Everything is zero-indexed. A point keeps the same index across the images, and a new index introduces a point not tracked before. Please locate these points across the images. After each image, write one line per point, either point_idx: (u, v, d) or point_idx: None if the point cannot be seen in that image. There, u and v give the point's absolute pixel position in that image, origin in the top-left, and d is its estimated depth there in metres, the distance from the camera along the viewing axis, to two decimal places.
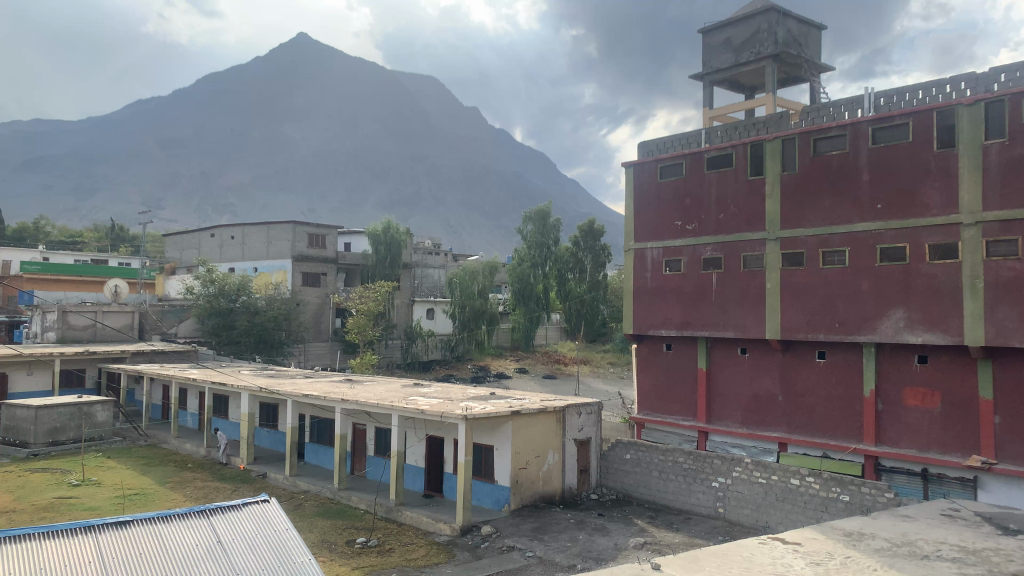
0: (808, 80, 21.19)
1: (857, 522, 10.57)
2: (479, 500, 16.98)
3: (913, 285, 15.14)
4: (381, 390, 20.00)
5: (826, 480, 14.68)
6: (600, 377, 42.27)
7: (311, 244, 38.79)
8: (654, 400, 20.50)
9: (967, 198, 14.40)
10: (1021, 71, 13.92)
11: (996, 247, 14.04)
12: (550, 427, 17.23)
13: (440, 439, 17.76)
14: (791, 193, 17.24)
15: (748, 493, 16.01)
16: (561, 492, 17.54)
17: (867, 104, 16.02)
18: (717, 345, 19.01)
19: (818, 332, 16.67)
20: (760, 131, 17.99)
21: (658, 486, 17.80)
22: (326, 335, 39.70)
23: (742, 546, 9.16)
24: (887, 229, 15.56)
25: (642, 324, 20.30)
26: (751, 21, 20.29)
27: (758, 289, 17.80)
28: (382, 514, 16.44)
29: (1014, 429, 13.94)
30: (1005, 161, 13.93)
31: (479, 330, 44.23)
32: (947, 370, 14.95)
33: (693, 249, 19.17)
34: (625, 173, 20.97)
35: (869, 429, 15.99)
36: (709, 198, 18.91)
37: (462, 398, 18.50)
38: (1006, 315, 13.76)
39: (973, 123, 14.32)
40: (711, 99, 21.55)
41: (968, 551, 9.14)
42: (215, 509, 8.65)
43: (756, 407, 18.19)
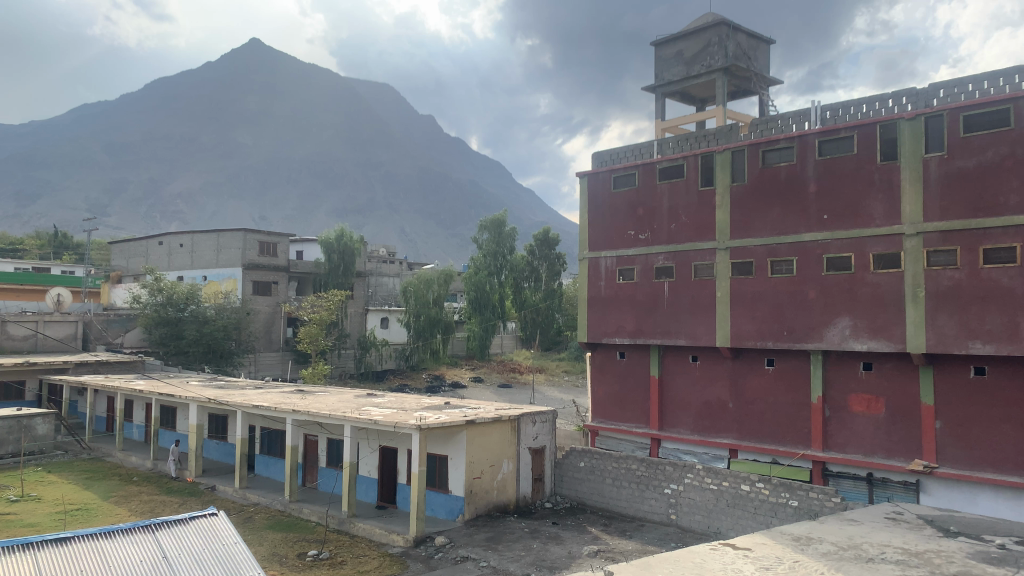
0: (757, 93, 21.67)
1: (805, 527, 10.76)
2: (433, 511, 16.87)
3: (858, 294, 15.54)
4: (334, 400, 19.77)
5: (775, 485, 14.90)
6: (555, 385, 42.49)
7: (262, 252, 38.25)
8: (607, 408, 20.63)
9: (908, 209, 14.83)
10: (959, 86, 14.42)
11: (936, 257, 14.49)
12: (504, 436, 17.23)
13: (393, 450, 17.62)
14: (739, 204, 17.57)
15: (699, 499, 16.15)
16: (515, 501, 17.55)
17: (814, 117, 16.42)
18: (669, 353, 19.23)
19: (767, 340, 16.98)
20: (711, 143, 18.30)
21: (612, 494, 17.88)
22: (277, 344, 39.14)
23: (694, 552, 9.26)
24: (834, 239, 15.95)
25: (596, 332, 20.45)
26: (702, 35, 20.67)
27: (709, 297, 18.06)
28: (334, 526, 16.23)
29: (955, 433, 14.40)
30: (944, 173, 14.42)
31: (434, 338, 44.05)
32: (890, 377, 15.35)
33: (646, 257, 19.39)
34: (579, 182, 21.15)
35: (816, 435, 16.34)
36: (661, 208, 19.15)
37: (416, 407, 18.40)
38: (946, 323, 14.23)
39: (914, 136, 14.77)
40: (663, 110, 21.88)
41: (912, 553, 9.38)
42: (161, 523, 8.45)
43: (707, 414, 18.43)
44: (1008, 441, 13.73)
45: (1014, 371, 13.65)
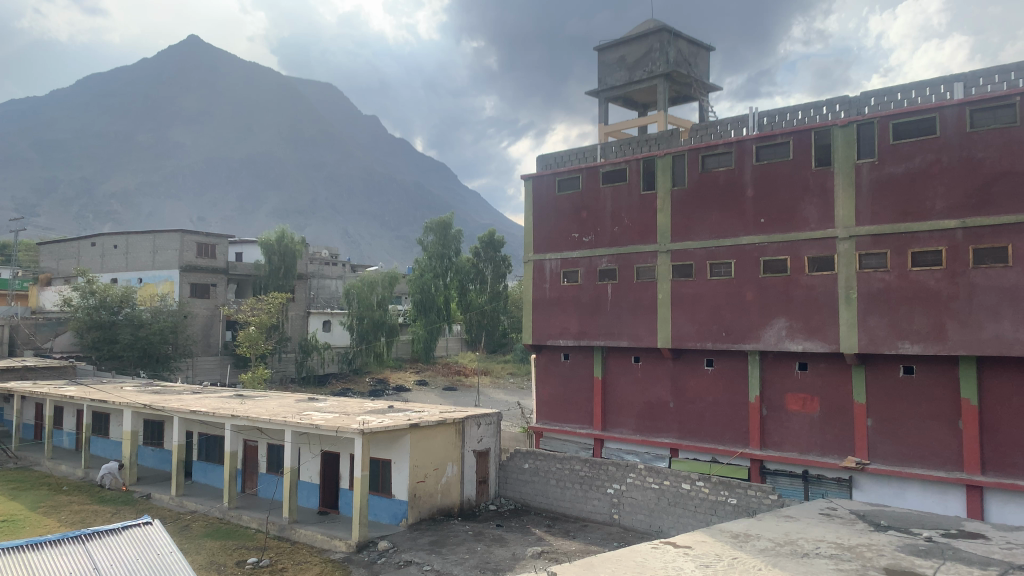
0: (697, 98, 22.09)
1: (743, 524, 10.98)
2: (376, 516, 16.72)
3: (794, 295, 15.95)
4: (274, 405, 19.41)
5: (715, 483, 15.16)
6: (500, 388, 42.56)
7: (200, 254, 37.38)
8: (551, 409, 20.73)
9: (841, 213, 15.29)
10: (888, 95, 14.91)
11: (868, 260, 14.96)
12: (448, 439, 17.17)
13: (335, 455, 17.40)
14: (680, 207, 17.86)
15: (641, 498, 16.35)
16: (459, 504, 17.52)
17: (751, 123, 16.80)
18: (613, 354, 19.42)
19: (706, 341, 17.29)
20: (652, 147, 18.56)
21: (556, 495, 17.97)
22: (216, 348, 38.28)
23: (636, 551, 9.37)
24: (770, 242, 16.33)
25: (541, 334, 20.55)
26: (643, 41, 20.97)
27: (650, 299, 18.31)
28: (275, 533, 15.94)
29: (886, 431, 14.88)
30: (874, 179, 14.90)
31: (377, 341, 43.65)
32: (825, 377, 15.79)
33: (590, 260, 19.57)
34: (523, 185, 21.24)
35: (754, 434, 16.70)
36: (605, 211, 19.33)
37: (358, 411, 18.21)
38: (877, 324, 14.71)
39: (847, 143, 15.24)
40: (606, 115, 22.11)
41: (844, 548, 9.68)
42: (91, 534, 8.18)
43: (648, 414, 18.67)
44: (935, 438, 14.26)
45: (940, 370, 14.21)
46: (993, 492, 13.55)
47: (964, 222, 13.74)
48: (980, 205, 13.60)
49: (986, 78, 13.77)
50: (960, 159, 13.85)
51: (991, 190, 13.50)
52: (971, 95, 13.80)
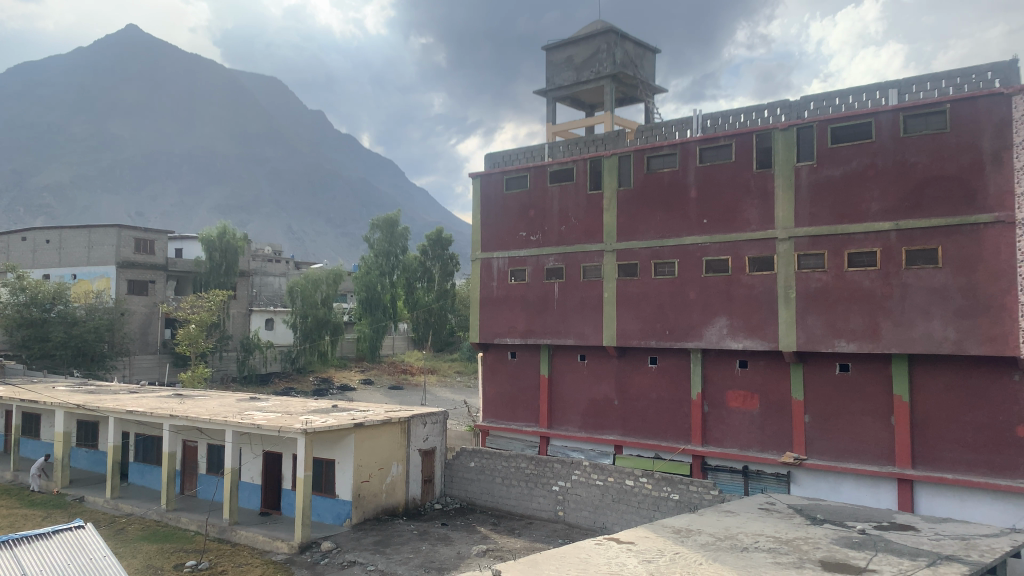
0: (643, 100, 22.36)
1: (685, 520, 11.16)
2: (319, 516, 16.53)
3: (734, 295, 16.27)
4: (215, 404, 19.01)
5: (657, 479, 15.35)
6: (447, 386, 42.50)
7: (138, 249, 36.37)
8: (498, 407, 20.73)
9: (781, 214, 15.64)
10: (826, 100, 15.29)
11: (806, 260, 15.35)
12: (394, 438, 17.07)
13: (277, 455, 17.13)
14: (626, 207, 18.05)
15: (586, 495, 16.48)
16: (404, 503, 17.43)
17: (695, 125, 17.04)
18: (559, 353, 19.53)
19: (650, 339, 17.52)
20: (599, 147, 18.71)
21: (501, 493, 18.00)
22: (154, 346, 37.31)
23: (580, 548, 9.45)
24: (712, 242, 16.63)
25: (487, 333, 20.55)
26: (590, 42, 21.14)
27: (596, 298, 18.47)
28: (214, 535, 15.61)
29: (823, 427, 15.27)
30: (813, 182, 15.28)
31: (321, 340, 43.10)
32: (764, 374, 16.15)
33: (537, 259, 19.64)
34: (471, 183, 21.21)
35: (695, 430, 16.98)
36: (552, 210, 19.42)
37: (302, 410, 17.97)
38: (815, 322, 15.11)
39: (787, 145, 15.59)
40: (553, 115, 22.21)
41: (782, 541, 9.91)
42: (20, 538, 7.85)
43: (594, 411, 18.81)
44: (869, 433, 14.69)
45: (874, 367, 14.66)
46: (922, 485, 14.03)
47: (898, 223, 14.20)
48: (913, 207, 14.06)
49: (919, 85, 14.23)
50: (895, 163, 14.29)
51: (924, 193, 13.96)
52: (905, 102, 14.26)
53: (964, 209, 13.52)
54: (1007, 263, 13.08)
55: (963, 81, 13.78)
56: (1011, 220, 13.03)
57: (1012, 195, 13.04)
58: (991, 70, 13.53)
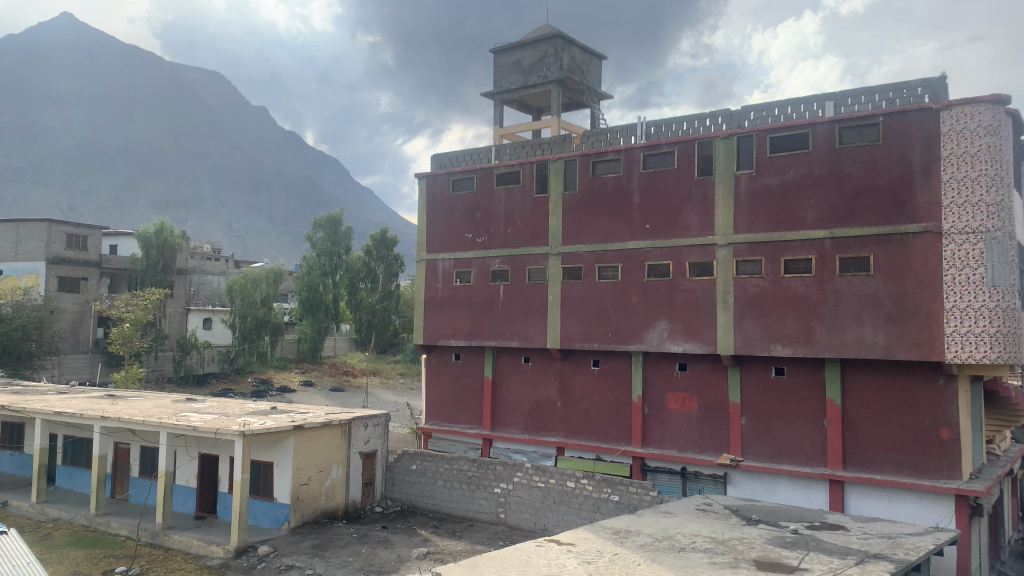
0: (589, 106, 22.59)
1: (624, 521, 11.29)
2: (256, 520, 16.25)
3: (675, 299, 16.56)
4: (149, 405, 18.49)
5: (598, 481, 15.49)
6: (389, 389, 42.16)
7: (70, 245, 35.17)
8: (440, 409, 20.64)
9: (721, 221, 15.97)
10: (766, 110, 15.66)
11: (744, 266, 15.70)
12: (334, 440, 16.93)
13: (214, 457, 16.78)
14: (571, 211, 18.19)
15: (527, 497, 16.54)
16: (344, 507, 17.28)
17: (639, 132, 17.29)
18: (503, 355, 19.57)
19: (593, 341, 17.69)
20: (546, 151, 18.83)
21: (443, 495, 17.93)
22: (85, 346, 36.11)
23: (520, 549, 9.49)
24: (654, 247, 16.89)
25: (432, 334, 20.46)
26: (538, 46, 21.24)
27: (540, 300, 18.57)
28: (146, 539, 15.19)
29: (759, 429, 15.62)
30: (752, 190, 15.65)
31: (261, 340, 42.28)
32: (703, 377, 16.47)
33: (482, 261, 19.65)
34: (417, 184, 21.10)
35: (636, 432, 17.19)
36: (497, 213, 19.45)
37: (240, 412, 17.63)
38: (752, 327, 15.48)
39: (727, 154, 15.93)
40: (501, 117, 22.26)
41: (718, 541, 10.12)
42: None
43: (537, 413, 18.89)
44: (802, 435, 15.09)
45: (808, 371, 15.07)
46: (852, 485, 14.47)
47: (832, 231, 14.64)
48: (847, 216, 14.52)
49: (853, 97, 14.69)
50: (830, 172, 14.72)
51: (857, 203, 14.43)
52: (840, 114, 14.70)
53: (895, 219, 14.02)
54: (934, 271, 13.62)
55: (895, 96, 14.29)
56: (938, 230, 13.59)
57: (939, 206, 13.60)
58: (921, 86, 14.06)
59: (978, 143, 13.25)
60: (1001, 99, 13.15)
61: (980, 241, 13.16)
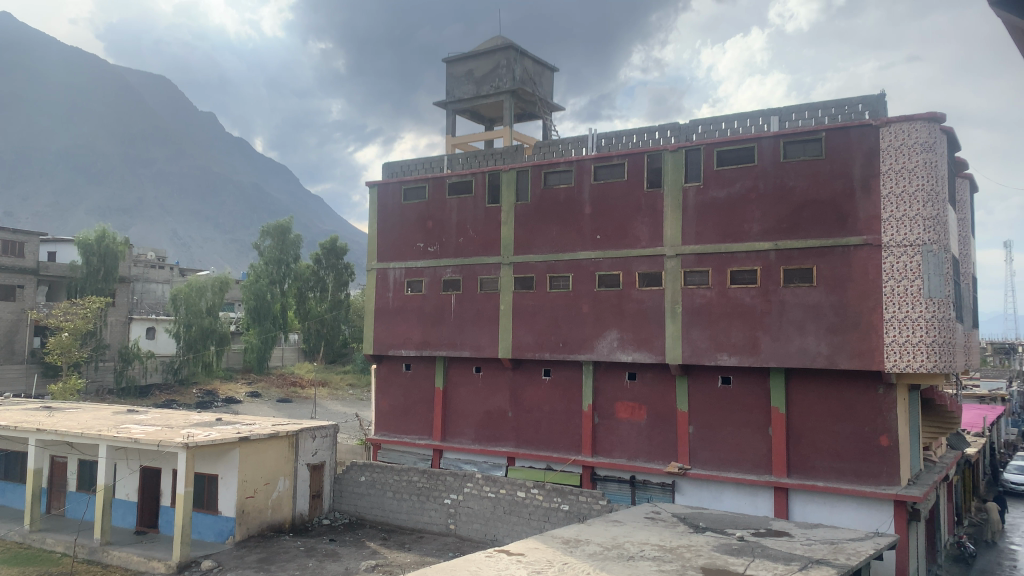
0: (541, 117, 22.77)
1: (573, 531, 11.33)
2: (200, 534, 15.91)
3: (625, 309, 16.74)
4: (87, 417, 17.95)
5: (549, 490, 15.50)
6: (338, 400, 41.58)
7: (4, 252, 34.17)
8: (390, 420, 20.42)
9: (669, 232, 16.21)
10: (713, 124, 15.96)
11: (692, 277, 15.96)
12: (281, 452, 16.73)
13: (156, 471, 16.38)
14: (522, 221, 18.26)
15: (477, 508, 16.47)
16: (291, 519, 17.05)
17: (590, 143, 17.47)
18: (453, 365, 19.49)
19: (544, 351, 17.75)
20: (498, 161, 18.88)
21: (392, 507, 17.75)
22: (21, 356, 34.88)
23: (470, 560, 9.43)
24: (604, 258, 17.05)
25: (382, 344, 20.29)
26: (491, 56, 21.33)
27: (492, 310, 18.58)
28: (83, 556, 14.71)
29: (706, 438, 15.83)
30: (699, 202, 15.92)
31: (206, 350, 41.26)
32: (652, 386, 16.66)
33: (434, 270, 19.57)
34: (368, 192, 20.95)
35: (587, 441, 17.27)
36: (449, 222, 19.42)
37: (183, 424, 17.25)
38: (699, 336, 15.71)
39: (676, 167, 16.19)
40: (453, 127, 22.26)
41: (666, 549, 10.23)
42: None
43: (487, 424, 18.82)
44: (748, 443, 15.35)
45: (754, 380, 15.36)
46: (796, 492, 14.74)
47: (777, 243, 14.96)
48: (791, 229, 14.86)
49: (797, 113, 15.06)
50: (774, 186, 15.07)
51: (800, 216, 14.79)
52: (785, 129, 15.07)
53: (837, 232, 14.42)
54: (874, 283, 14.02)
55: (837, 112, 14.69)
56: (878, 242, 14.01)
57: (879, 219, 14.04)
58: (862, 103, 14.48)
59: (915, 159, 13.72)
60: (936, 117, 13.65)
61: (917, 254, 13.62)
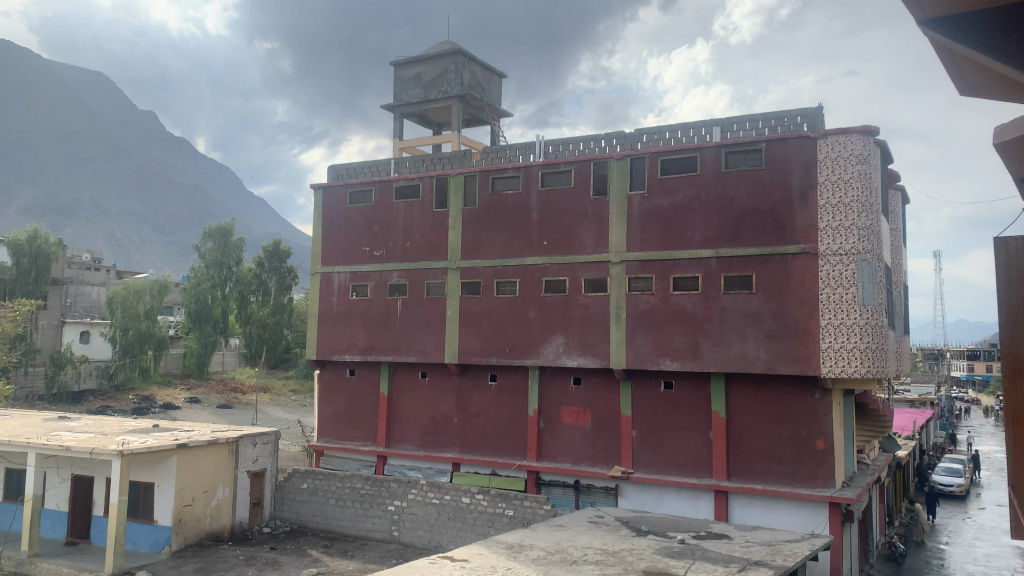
0: (489, 123, 22.85)
1: (517, 535, 11.35)
2: (134, 545, 15.51)
3: (571, 314, 16.87)
4: (16, 424, 17.29)
5: (493, 496, 15.48)
6: (280, 406, 40.93)
7: None
8: (334, 426, 20.16)
9: (615, 239, 16.41)
10: (658, 134, 16.22)
11: (637, 283, 16.19)
12: (220, 459, 16.42)
13: (88, 479, 15.90)
14: (469, 226, 18.25)
15: (421, 514, 16.37)
16: (230, 528, 16.72)
17: (537, 150, 17.56)
18: (399, 370, 19.35)
19: (490, 356, 17.76)
20: (445, 166, 18.87)
21: (334, 514, 17.52)
22: None
23: (413, 567, 9.37)
24: (551, 264, 17.16)
25: (326, 349, 20.04)
26: (439, 61, 21.30)
27: (438, 315, 18.52)
28: (10, 569, 14.18)
29: (649, 442, 16.04)
30: (644, 210, 16.16)
31: (143, 355, 40.11)
32: (596, 392, 16.82)
33: (379, 274, 19.42)
34: (313, 195, 20.69)
35: (532, 446, 17.32)
36: (396, 227, 19.30)
37: (118, 431, 16.76)
38: (642, 341, 15.94)
39: (621, 175, 16.40)
40: (401, 131, 22.15)
41: (609, 553, 10.33)
42: None
43: (432, 429, 18.72)
44: (689, 447, 15.61)
45: (695, 384, 15.65)
46: (735, 495, 15.03)
47: (718, 251, 15.28)
48: (732, 237, 15.19)
49: (739, 124, 15.39)
50: (716, 195, 15.39)
51: (741, 224, 15.12)
52: (726, 139, 15.39)
53: (775, 240, 14.78)
54: (810, 290, 14.43)
55: (777, 124, 15.07)
56: (815, 251, 14.42)
57: (816, 229, 14.45)
58: (801, 116, 14.88)
59: (851, 171, 14.17)
60: (870, 131, 14.13)
61: (852, 262, 14.07)
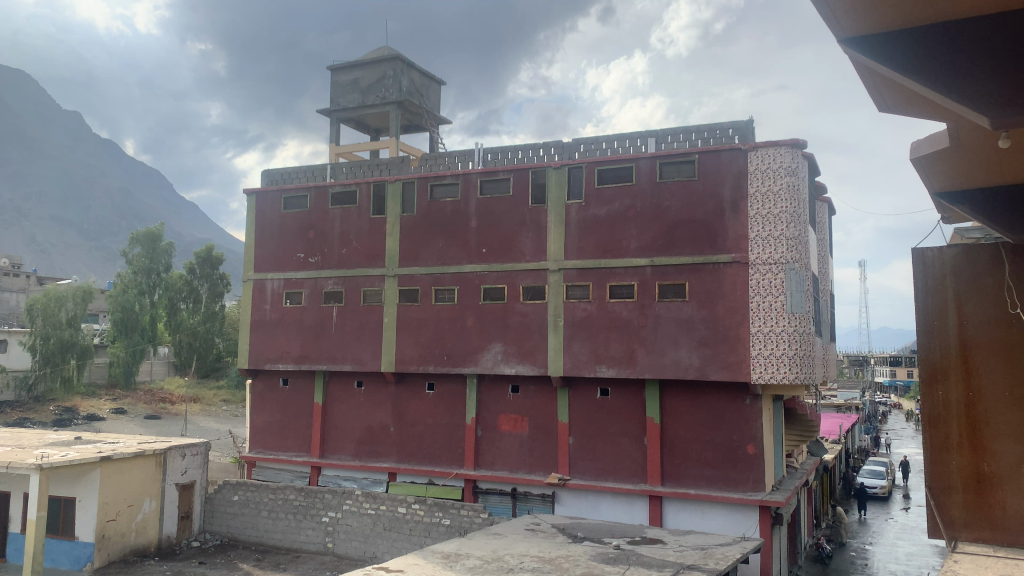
0: (428, 129, 22.79)
1: (453, 544, 11.29)
2: (54, 562, 14.91)
3: (509, 322, 16.91)
4: None
5: (430, 505, 15.33)
6: (211, 417, 39.88)
7: None
8: (267, 437, 19.71)
9: (552, 247, 16.52)
10: (595, 144, 16.42)
11: (574, 291, 16.33)
12: (148, 471, 15.94)
13: (4, 495, 15.20)
14: (407, 233, 18.12)
15: (356, 525, 16.13)
16: (156, 543, 16.21)
17: (477, 158, 17.59)
18: (334, 379, 19.08)
19: (427, 364, 17.64)
20: (383, 172, 18.72)
21: (267, 527, 17.13)
22: None
23: None
24: (489, 271, 17.18)
25: (258, 358, 19.59)
26: (377, 67, 21.17)
27: (375, 323, 18.32)
28: None
29: (586, 449, 16.15)
30: (581, 219, 16.32)
31: (65, 364, 38.58)
32: (534, 399, 16.88)
33: (315, 282, 19.12)
34: (246, 200, 20.29)
35: (469, 454, 17.25)
36: (332, 233, 19.04)
37: (37, 443, 16.08)
38: (580, 349, 16.06)
39: (559, 184, 16.55)
40: (337, 136, 21.89)
41: (545, 560, 10.35)
42: None
43: (368, 439, 18.50)
44: (624, 453, 15.80)
45: (631, 391, 15.87)
46: (669, 500, 15.25)
47: (653, 260, 15.54)
48: (665, 246, 15.47)
49: (673, 136, 15.70)
50: (651, 206, 15.65)
51: (675, 234, 15.42)
52: (661, 150, 15.68)
53: (708, 249, 15.13)
54: (741, 298, 14.78)
55: (709, 136, 15.43)
56: (745, 260, 14.78)
57: (746, 238, 14.82)
58: (732, 128, 15.26)
59: (780, 183, 14.59)
60: (798, 144, 14.58)
61: (781, 271, 14.48)
